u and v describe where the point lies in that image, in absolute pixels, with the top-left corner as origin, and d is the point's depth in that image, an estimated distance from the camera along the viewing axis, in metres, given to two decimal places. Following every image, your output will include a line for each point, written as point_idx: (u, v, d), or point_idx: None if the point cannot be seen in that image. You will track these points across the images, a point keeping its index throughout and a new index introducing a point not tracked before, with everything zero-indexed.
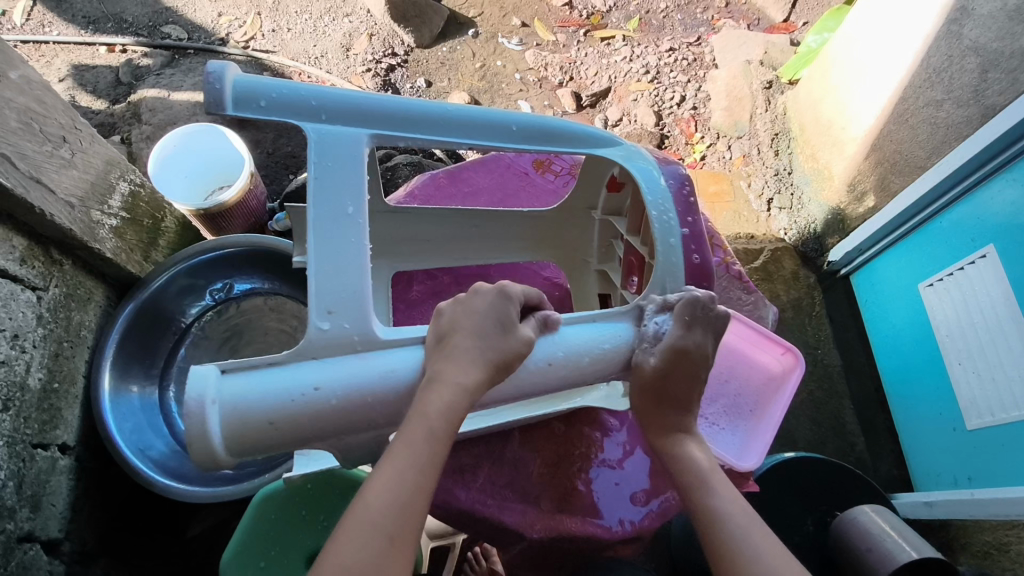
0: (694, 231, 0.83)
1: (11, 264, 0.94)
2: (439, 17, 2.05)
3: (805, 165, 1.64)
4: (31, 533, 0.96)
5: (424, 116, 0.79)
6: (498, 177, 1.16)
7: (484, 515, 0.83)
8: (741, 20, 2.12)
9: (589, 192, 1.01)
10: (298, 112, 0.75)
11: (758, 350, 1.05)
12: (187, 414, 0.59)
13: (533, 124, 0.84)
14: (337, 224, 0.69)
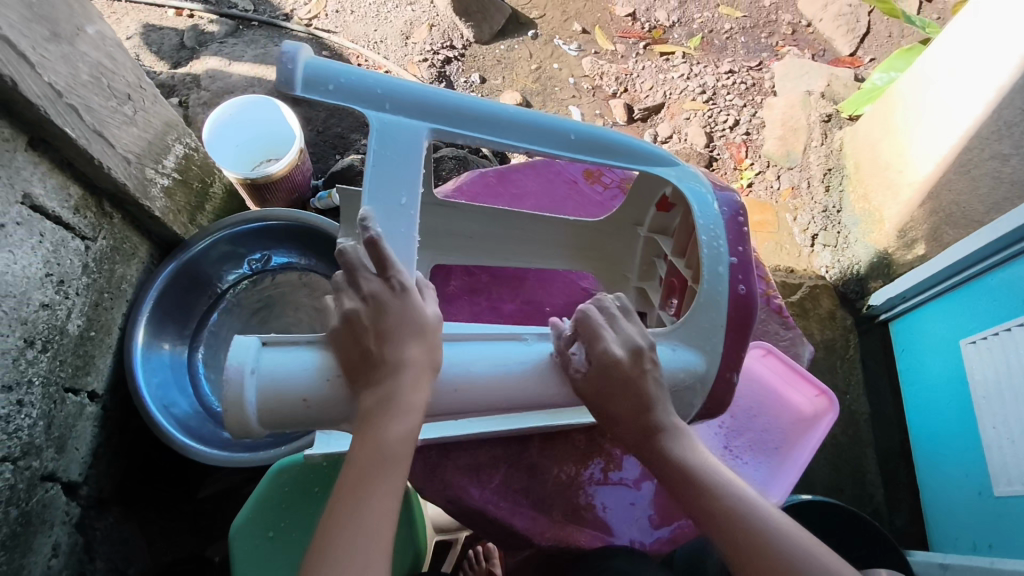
0: (743, 262, 0.81)
1: (65, 211, 0.97)
2: (500, 15, 2.06)
3: (855, 205, 1.61)
4: (53, 473, 0.99)
5: (486, 116, 0.80)
6: (547, 182, 1.16)
7: (496, 517, 0.84)
8: (806, 49, 2.08)
9: (637, 209, 1.01)
10: (363, 100, 0.76)
11: (788, 389, 1.07)
12: (226, 382, 0.63)
13: (591, 136, 0.84)
14: (391, 216, 0.73)
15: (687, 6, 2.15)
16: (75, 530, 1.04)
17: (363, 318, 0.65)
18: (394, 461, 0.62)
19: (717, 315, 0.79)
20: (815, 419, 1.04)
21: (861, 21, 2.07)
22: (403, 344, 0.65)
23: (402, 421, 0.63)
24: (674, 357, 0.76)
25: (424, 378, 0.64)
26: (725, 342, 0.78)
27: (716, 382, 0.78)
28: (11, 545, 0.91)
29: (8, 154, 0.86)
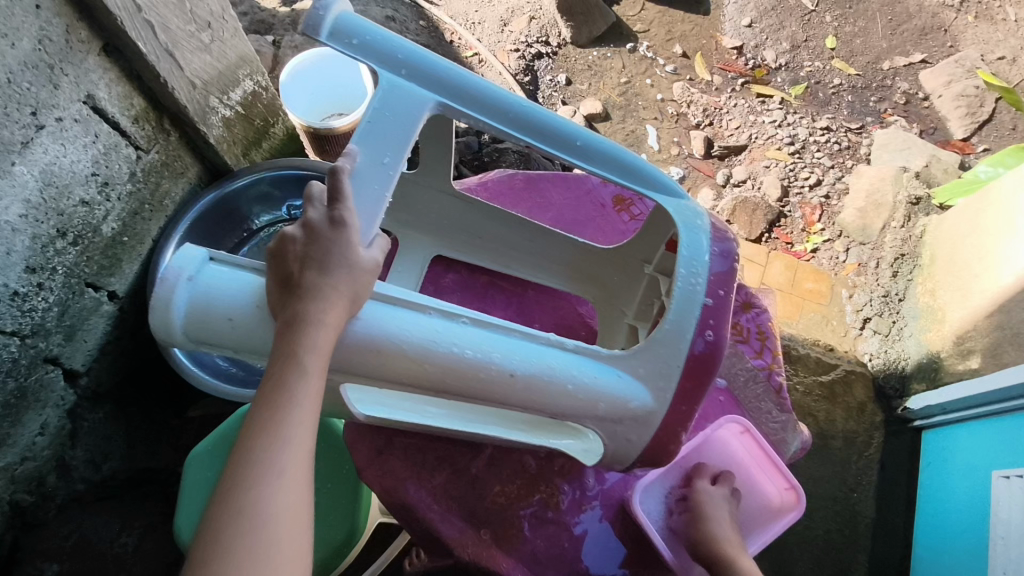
0: (717, 313, 0.77)
1: (123, 119, 1.02)
2: (603, 22, 2.03)
3: (919, 298, 1.48)
4: (57, 357, 1.05)
5: (495, 102, 0.78)
6: (575, 198, 1.11)
7: (423, 516, 0.82)
8: (915, 123, 1.94)
9: (647, 244, 0.97)
10: (381, 61, 0.76)
11: (762, 476, 1.00)
12: (163, 281, 0.67)
13: (603, 149, 0.81)
14: (373, 171, 0.72)
15: (799, 51, 2.04)
16: (66, 416, 1.09)
17: (299, 245, 0.66)
18: (304, 371, 0.61)
19: (673, 358, 0.76)
20: (777, 513, 0.99)
21: (984, 107, 1.92)
22: (330, 275, 0.65)
23: (317, 338, 0.62)
24: (621, 387, 0.75)
25: (340, 301, 0.65)
26: (677, 389, 0.76)
27: (660, 424, 0.76)
28: (1, 414, 0.98)
29: (80, 54, 0.91)
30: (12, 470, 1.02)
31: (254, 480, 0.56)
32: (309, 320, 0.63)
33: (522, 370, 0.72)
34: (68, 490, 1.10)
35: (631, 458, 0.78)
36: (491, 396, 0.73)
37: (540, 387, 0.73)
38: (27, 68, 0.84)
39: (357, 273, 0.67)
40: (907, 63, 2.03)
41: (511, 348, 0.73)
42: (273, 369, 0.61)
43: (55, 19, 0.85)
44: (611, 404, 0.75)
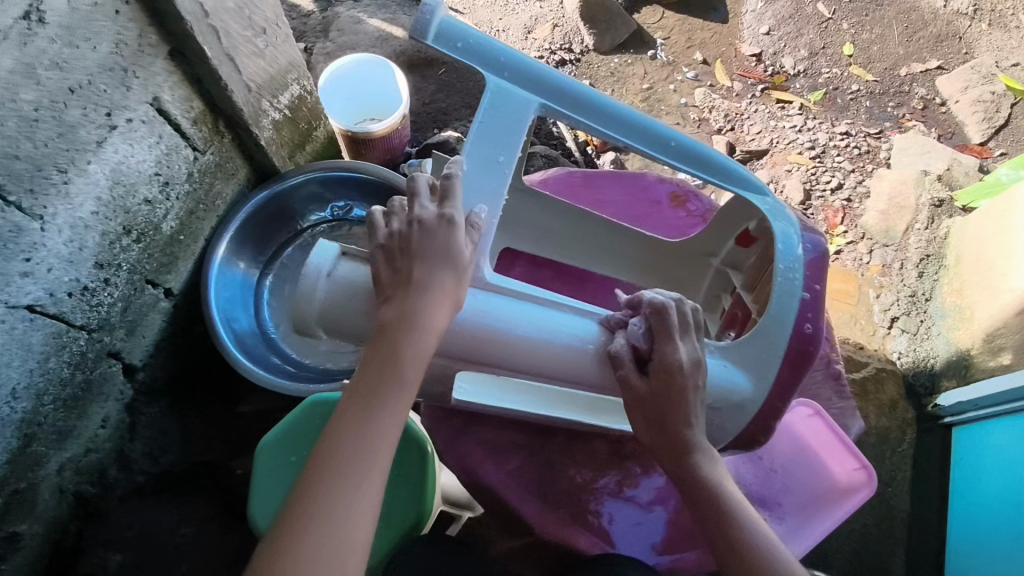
0: (812, 307, 0.81)
1: (184, 121, 1.05)
2: (625, 29, 2.07)
3: (946, 297, 1.50)
4: (118, 352, 1.09)
5: (591, 103, 0.85)
6: (630, 196, 1.14)
7: (505, 500, 0.86)
8: (933, 128, 1.98)
9: (713, 239, 1.01)
10: (487, 64, 0.84)
11: (829, 455, 1.05)
12: (306, 276, 0.79)
13: (692, 147, 0.87)
14: (488, 171, 0.81)
15: (817, 58, 2.09)
16: (124, 409, 1.16)
17: (422, 241, 0.73)
18: (402, 379, 0.67)
19: (774, 345, 0.81)
20: (848, 491, 1.03)
21: (1000, 113, 1.96)
22: (433, 277, 0.72)
23: (412, 341, 0.69)
24: (717, 373, 0.79)
25: (446, 309, 0.71)
26: (777, 377, 0.80)
27: (758, 412, 0.81)
28: (69, 406, 1.03)
29: (150, 57, 0.93)
30: (77, 461, 1.08)
31: (343, 475, 0.62)
32: (414, 322, 0.69)
33: (615, 358, 0.79)
34: (129, 482, 1.16)
35: (725, 440, 0.82)
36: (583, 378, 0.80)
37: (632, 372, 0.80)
38: (104, 70, 0.86)
39: (457, 277, 0.73)
40: (924, 69, 2.07)
41: (588, 331, 0.80)
42: (367, 372, 0.68)
43: (130, 24, 0.87)
44: (712, 390, 0.79)
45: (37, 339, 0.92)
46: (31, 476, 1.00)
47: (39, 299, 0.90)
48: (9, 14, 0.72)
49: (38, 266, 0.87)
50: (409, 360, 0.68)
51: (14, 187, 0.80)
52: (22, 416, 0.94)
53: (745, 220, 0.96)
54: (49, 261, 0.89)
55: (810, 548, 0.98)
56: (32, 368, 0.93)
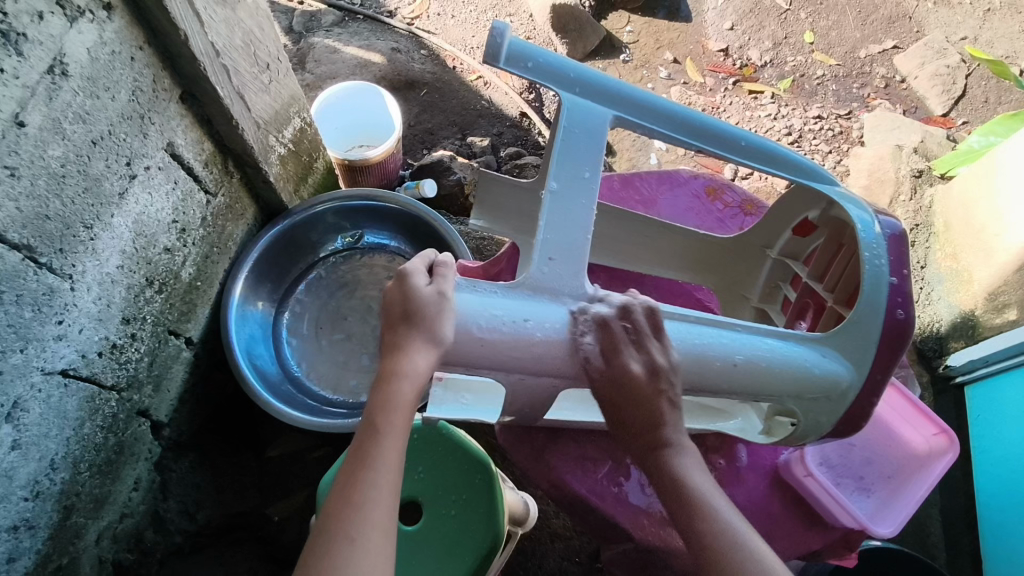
0: (903, 291, 0.79)
1: (197, 164, 1.02)
2: (596, 37, 2.10)
3: (940, 263, 1.57)
4: (146, 409, 1.04)
5: (661, 111, 0.84)
6: (669, 193, 1.17)
7: (597, 506, 0.90)
8: (898, 104, 2.07)
9: (767, 231, 1.03)
10: (558, 81, 0.81)
11: (904, 424, 1.01)
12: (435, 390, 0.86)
13: (760, 145, 0.87)
14: (576, 189, 0.76)
15: (781, 48, 2.15)
16: (153, 469, 1.09)
17: (401, 300, 0.68)
18: (377, 432, 0.64)
19: (868, 335, 0.79)
20: (928, 459, 0.98)
21: (957, 84, 2.06)
22: (412, 326, 0.66)
23: (401, 396, 0.65)
24: (798, 356, 0.78)
25: (423, 353, 0.66)
26: (875, 359, 0.79)
27: (857, 397, 0.80)
28: (104, 470, 0.96)
29: (164, 103, 0.92)
30: (114, 527, 1.01)
31: (336, 546, 0.58)
32: (398, 374, 0.65)
33: (738, 357, 0.75)
34: (167, 543, 1.08)
35: (821, 431, 0.82)
36: (688, 382, 0.74)
37: (756, 369, 0.76)
38: (124, 119, 0.84)
39: (433, 321, 0.67)
40: (880, 50, 2.17)
41: (543, 314, 0.71)
42: (360, 438, 0.65)
43: (146, 70, 0.86)
44: (799, 374, 0.78)
45: (72, 405, 0.87)
46: (72, 551, 0.93)
47: (72, 363, 0.86)
48: (36, 68, 0.70)
49: (71, 328, 0.84)
50: (383, 410, 0.64)
51: (46, 248, 0.77)
52: (61, 488, 0.88)
53: (803, 210, 0.96)
54: (80, 321, 0.85)
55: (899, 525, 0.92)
56: (69, 436, 0.88)
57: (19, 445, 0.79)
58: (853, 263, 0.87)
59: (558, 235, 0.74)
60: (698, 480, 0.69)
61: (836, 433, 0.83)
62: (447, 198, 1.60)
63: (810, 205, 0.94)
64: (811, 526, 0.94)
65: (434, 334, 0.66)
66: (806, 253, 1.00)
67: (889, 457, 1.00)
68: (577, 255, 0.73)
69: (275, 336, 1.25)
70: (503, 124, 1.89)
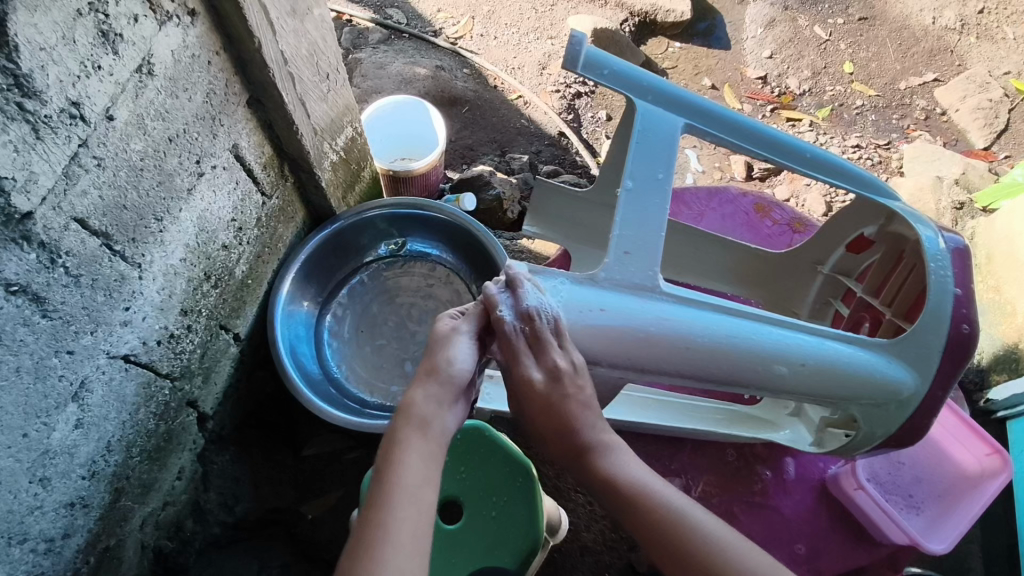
0: (968, 301, 0.79)
1: (256, 166, 1.07)
2: (635, 61, 2.14)
3: (981, 294, 1.55)
4: (195, 400, 1.07)
5: (728, 119, 0.87)
6: (717, 209, 1.19)
7: None
8: (939, 136, 2.06)
9: (820, 249, 1.04)
10: (631, 90, 0.85)
11: (956, 444, 1.05)
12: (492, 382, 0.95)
13: (826, 158, 0.88)
14: (649, 191, 0.80)
15: (820, 77, 2.16)
16: (196, 460, 1.11)
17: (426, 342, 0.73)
18: (393, 462, 0.63)
19: (931, 345, 0.80)
20: (983, 478, 1.01)
21: (1000, 118, 2.05)
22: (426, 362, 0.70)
23: (407, 435, 0.65)
24: (854, 359, 0.78)
25: (425, 381, 0.68)
26: (937, 373, 0.80)
27: (920, 405, 0.80)
28: (153, 457, 0.99)
29: (233, 105, 0.96)
30: (157, 514, 1.03)
31: (369, 564, 0.56)
32: (403, 408, 0.67)
33: (803, 357, 0.77)
34: (205, 534, 1.10)
35: (877, 441, 0.83)
36: (755, 382, 0.77)
37: (820, 372, 0.77)
38: (198, 120, 0.89)
39: (438, 351, 0.70)
40: (921, 83, 2.17)
41: (618, 304, 0.75)
42: (373, 484, 0.63)
43: (220, 74, 0.91)
44: (858, 378, 0.78)
45: (130, 389, 0.90)
46: (119, 533, 0.95)
47: (133, 348, 0.89)
48: (128, 66, 0.75)
49: (135, 315, 0.87)
50: (401, 444, 0.65)
51: (120, 236, 0.81)
52: (113, 470, 0.91)
53: (858, 226, 0.98)
54: (144, 309, 0.89)
55: (950, 542, 0.95)
56: (125, 420, 0.90)
57: (82, 424, 0.82)
58: (916, 272, 0.87)
59: (632, 238, 0.77)
60: (632, 471, 0.70)
61: (897, 442, 0.83)
62: (486, 212, 1.63)
63: (869, 219, 0.96)
64: (857, 541, 0.99)
65: (436, 364, 0.69)
66: (859, 269, 1.01)
67: (940, 475, 1.04)
68: (653, 253, 0.77)
69: (317, 337, 1.28)
70: (541, 143, 1.93)
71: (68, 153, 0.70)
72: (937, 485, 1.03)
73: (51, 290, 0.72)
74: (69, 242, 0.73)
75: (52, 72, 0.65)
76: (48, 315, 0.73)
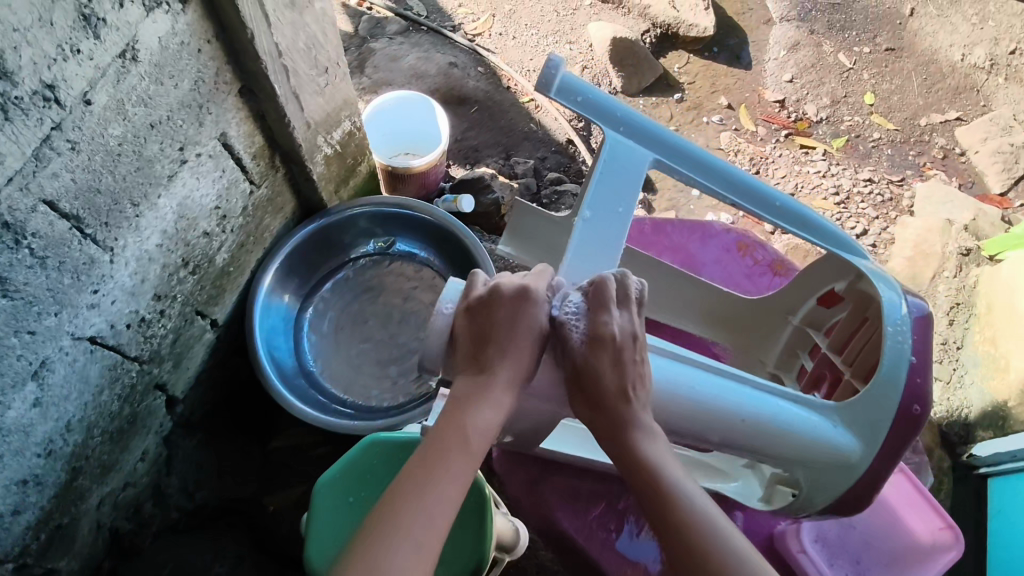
0: (924, 373, 0.77)
1: (246, 155, 1.06)
2: (652, 73, 2.10)
3: (976, 346, 1.52)
4: (163, 384, 1.07)
5: (698, 160, 0.86)
6: (699, 244, 1.17)
7: None
8: (954, 177, 2.02)
9: (792, 298, 1.02)
10: (602, 119, 0.85)
11: (911, 511, 1.03)
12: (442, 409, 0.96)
13: (795, 210, 0.87)
14: (605, 224, 0.81)
15: (839, 106, 2.12)
16: (161, 442, 1.13)
17: (520, 314, 0.70)
18: (465, 446, 0.65)
19: (882, 412, 0.78)
20: (933, 551, 1.00)
21: (1019, 164, 2.00)
22: (513, 349, 0.69)
23: (472, 419, 0.66)
24: (805, 424, 0.77)
25: (510, 373, 0.69)
26: (883, 443, 0.77)
27: (863, 476, 0.78)
28: (115, 438, 0.99)
29: (223, 94, 0.95)
30: (116, 495, 1.04)
31: (401, 539, 0.57)
32: (474, 396, 0.67)
33: (745, 414, 0.75)
34: (163, 517, 1.11)
35: (822, 504, 0.81)
36: (695, 432, 0.76)
37: (760, 429, 0.76)
38: (183, 107, 0.88)
39: (523, 348, 0.70)
40: (942, 120, 2.12)
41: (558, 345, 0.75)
42: (424, 455, 0.64)
43: (210, 63, 0.90)
44: (805, 442, 0.77)
45: (93, 371, 0.90)
46: (74, 511, 0.96)
47: (100, 331, 0.89)
48: (109, 52, 0.74)
49: (104, 298, 0.87)
50: (462, 425, 0.66)
51: (92, 220, 0.80)
52: (72, 450, 0.91)
53: (830, 282, 0.96)
54: (114, 293, 0.88)
55: None
56: (87, 401, 0.91)
57: (41, 403, 0.83)
58: (871, 341, 0.85)
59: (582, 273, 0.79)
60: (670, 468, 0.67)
61: (837, 510, 0.81)
62: (483, 216, 1.62)
63: (839, 276, 0.94)
64: None
65: (517, 361, 0.69)
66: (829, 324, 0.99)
67: (892, 542, 1.02)
68: None
69: (295, 331, 1.28)
70: (547, 149, 1.91)
71: (39, 135, 0.69)
72: (887, 552, 1.02)
73: (13, 271, 0.72)
74: (36, 223, 0.73)
75: (24, 54, 0.65)
76: (8, 296, 0.73)
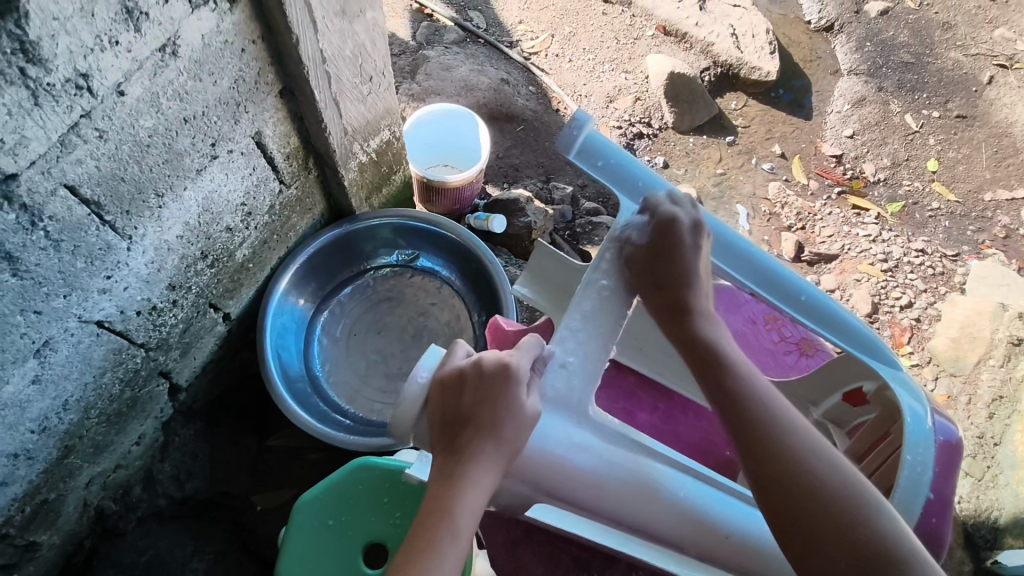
0: (939, 512, 0.70)
1: (279, 155, 1.06)
2: (706, 112, 2.04)
3: (1016, 445, 1.42)
4: (168, 371, 1.07)
5: (720, 239, 0.84)
6: (726, 309, 1.10)
7: None
8: (1014, 259, 1.90)
9: (815, 388, 0.95)
10: (622, 185, 0.83)
11: None
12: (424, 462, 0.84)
13: (822, 304, 0.81)
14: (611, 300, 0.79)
15: (899, 169, 2.03)
16: (160, 428, 1.12)
17: (499, 386, 0.67)
18: (455, 533, 0.61)
19: None
20: None
21: None
22: (497, 425, 0.66)
23: (458, 501, 0.62)
24: None
25: (493, 448, 0.65)
26: None
27: None
28: (112, 420, 0.99)
29: (263, 94, 0.95)
30: (106, 476, 1.04)
31: None
32: (458, 481, 0.63)
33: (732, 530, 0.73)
34: (150, 504, 1.11)
35: None
36: (675, 540, 0.74)
37: (745, 550, 0.73)
38: (220, 104, 0.88)
39: (503, 424, 0.66)
40: (1008, 197, 2.01)
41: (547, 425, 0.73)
42: (410, 543, 0.61)
43: (252, 63, 0.90)
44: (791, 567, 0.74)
45: (98, 354, 0.90)
46: (61, 488, 0.96)
47: (109, 316, 0.89)
48: (149, 45, 0.74)
49: (117, 284, 0.87)
50: (453, 504, 0.62)
51: (113, 207, 0.80)
52: (67, 428, 0.91)
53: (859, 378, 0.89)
54: (128, 280, 0.89)
55: None
56: (88, 382, 0.91)
57: (40, 380, 0.83)
58: (890, 460, 0.78)
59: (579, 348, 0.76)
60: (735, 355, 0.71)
61: None
62: (512, 239, 1.59)
63: (867, 375, 0.87)
64: None
65: (503, 437, 0.66)
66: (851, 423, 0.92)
67: None
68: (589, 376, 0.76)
69: (307, 333, 1.27)
70: (588, 177, 1.87)
71: (67, 122, 0.69)
72: None
73: (25, 252, 0.72)
74: (54, 207, 0.73)
75: (62, 42, 0.65)
76: (18, 275, 0.73)
